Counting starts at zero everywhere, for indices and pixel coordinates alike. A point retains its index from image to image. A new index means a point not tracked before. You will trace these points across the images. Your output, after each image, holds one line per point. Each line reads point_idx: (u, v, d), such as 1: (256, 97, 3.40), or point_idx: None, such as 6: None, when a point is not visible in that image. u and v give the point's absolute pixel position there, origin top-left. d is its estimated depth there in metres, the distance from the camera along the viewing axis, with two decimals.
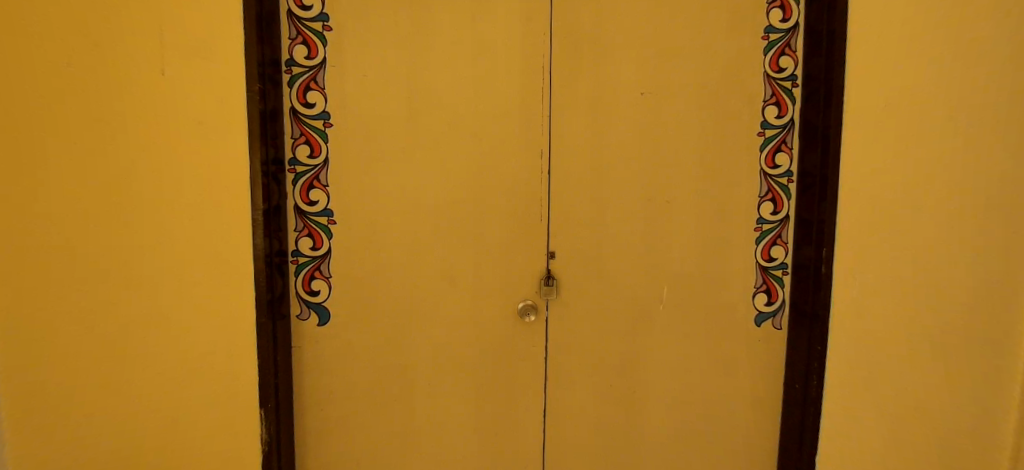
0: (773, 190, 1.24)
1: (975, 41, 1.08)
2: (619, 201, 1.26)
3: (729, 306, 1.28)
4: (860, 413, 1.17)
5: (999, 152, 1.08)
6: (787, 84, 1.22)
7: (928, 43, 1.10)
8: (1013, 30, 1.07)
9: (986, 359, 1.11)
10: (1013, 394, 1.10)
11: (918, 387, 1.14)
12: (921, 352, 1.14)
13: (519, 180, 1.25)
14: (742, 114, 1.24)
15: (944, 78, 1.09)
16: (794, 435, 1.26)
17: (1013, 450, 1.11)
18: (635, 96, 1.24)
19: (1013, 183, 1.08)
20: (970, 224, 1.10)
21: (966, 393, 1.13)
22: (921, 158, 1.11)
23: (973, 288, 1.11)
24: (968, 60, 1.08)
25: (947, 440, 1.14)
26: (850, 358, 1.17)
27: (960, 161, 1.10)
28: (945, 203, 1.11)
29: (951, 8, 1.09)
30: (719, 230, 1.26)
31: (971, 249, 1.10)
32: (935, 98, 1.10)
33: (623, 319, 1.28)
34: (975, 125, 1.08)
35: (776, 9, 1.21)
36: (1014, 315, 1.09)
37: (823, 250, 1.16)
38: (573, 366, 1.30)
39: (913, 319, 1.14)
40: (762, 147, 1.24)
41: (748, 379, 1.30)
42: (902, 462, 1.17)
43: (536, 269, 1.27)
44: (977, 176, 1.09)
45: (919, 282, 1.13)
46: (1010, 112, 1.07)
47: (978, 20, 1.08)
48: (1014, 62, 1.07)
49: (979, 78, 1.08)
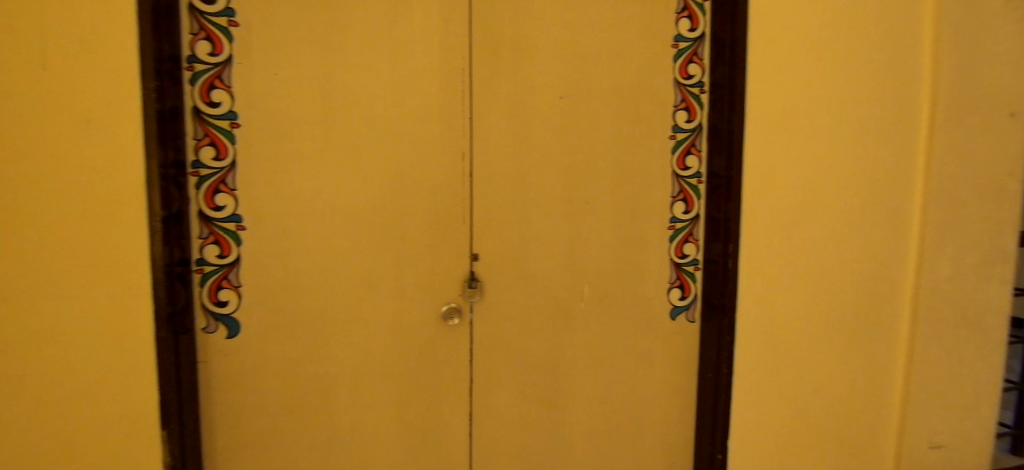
0: (684, 191, 1.31)
1: (838, 61, 1.27)
2: (541, 203, 1.28)
3: (645, 303, 1.33)
4: (756, 393, 1.32)
5: (848, 164, 1.30)
6: (695, 90, 1.29)
7: (804, 62, 1.26)
8: (863, 56, 1.28)
9: (840, 337, 1.35)
10: (856, 364, 1.36)
11: (797, 364, 1.33)
12: (799, 333, 1.33)
13: (440, 183, 1.24)
14: (655, 119, 1.30)
15: (814, 94, 1.27)
16: (708, 421, 1.34)
17: (855, 408, 1.38)
18: (553, 99, 1.26)
19: (857, 188, 1.31)
20: (832, 222, 1.31)
21: (827, 366, 1.35)
22: (801, 163, 1.27)
23: (832, 275, 1.32)
24: (835, 77, 1.27)
25: (816, 408, 1.36)
26: (753, 344, 1.30)
27: (825, 168, 1.29)
28: (819, 199, 1.29)
29: (822, 32, 1.26)
30: (636, 229, 1.31)
31: (834, 246, 1.31)
32: (810, 110, 1.27)
33: (547, 320, 1.31)
34: (833, 136, 1.28)
35: (684, 18, 1.28)
36: (856, 298, 1.34)
37: (730, 246, 1.27)
38: (499, 368, 1.30)
39: (792, 306, 1.32)
40: (673, 149, 1.30)
41: (665, 370, 1.36)
42: (786, 432, 1.35)
43: (459, 272, 1.27)
44: (835, 181, 1.30)
45: (801, 273, 1.30)
46: (860, 125, 1.29)
47: (835, 46, 1.27)
48: (854, 87, 1.29)
49: (841, 94, 1.28)
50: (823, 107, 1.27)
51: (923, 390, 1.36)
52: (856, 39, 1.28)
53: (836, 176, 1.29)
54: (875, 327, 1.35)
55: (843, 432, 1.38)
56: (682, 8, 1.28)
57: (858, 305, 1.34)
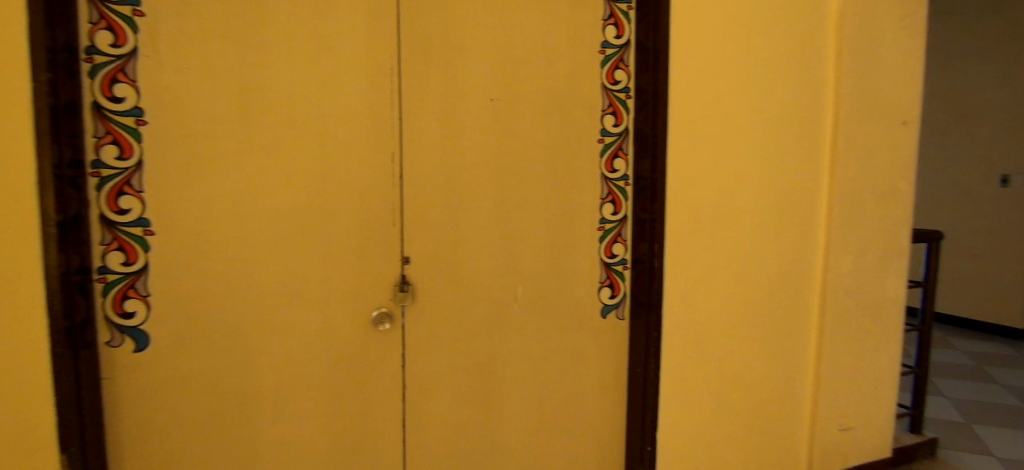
0: (613, 193, 1.35)
1: (753, 72, 1.36)
2: (473, 204, 1.28)
3: (577, 302, 1.36)
4: (681, 385, 1.38)
5: (762, 167, 1.39)
6: (621, 96, 1.33)
7: (721, 71, 1.33)
8: (773, 67, 1.38)
9: (758, 330, 1.43)
10: (771, 354, 1.46)
11: (718, 356, 1.41)
12: (720, 327, 1.40)
13: (369, 185, 1.21)
14: (584, 122, 1.33)
15: (731, 101, 1.35)
16: (638, 414, 1.39)
17: (772, 396, 1.47)
18: (484, 101, 1.27)
19: (770, 189, 1.40)
20: (749, 222, 1.39)
21: (746, 357, 1.43)
22: (719, 167, 1.36)
23: (749, 272, 1.41)
24: (750, 87, 1.36)
25: (737, 397, 1.44)
26: (677, 339, 1.37)
27: (742, 171, 1.37)
28: (738, 201, 1.38)
29: (739, 44, 1.34)
30: (567, 230, 1.34)
31: (750, 244, 1.40)
32: (727, 117, 1.35)
33: (480, 322, 1.31)
34: (749, 141, 1.37)
35: (610, 25, 1.32)
36: (770, 292, 1.43)
37: (656, 246, 1.32)
38: (432, 371, 1.29)
39: (716, 301, 1.39)
40: (602, 153, 1.34)
41: (596, 368, 1.40)
42: (710, 421, 1.42)
43: (390, 275, 1.24)
44: (750, 183, 1.38)
45: (721, 270, 1.38)
46: (772, 132, 1.39)
47: (749, 56, 1.35)
48: (766, 95, 1.37)
49: (757, 103, 1.37)
50: (739, 115, 1.36)
51: (829, 375, 1.50)
52: (768, 51, 1.37)
53: (751, 180, 1.38)
54: (787, 319, 1.46)
55: (760, 419, 1.47)
56: (608, 15, 1.32)
57: (774, 301, 1.44)
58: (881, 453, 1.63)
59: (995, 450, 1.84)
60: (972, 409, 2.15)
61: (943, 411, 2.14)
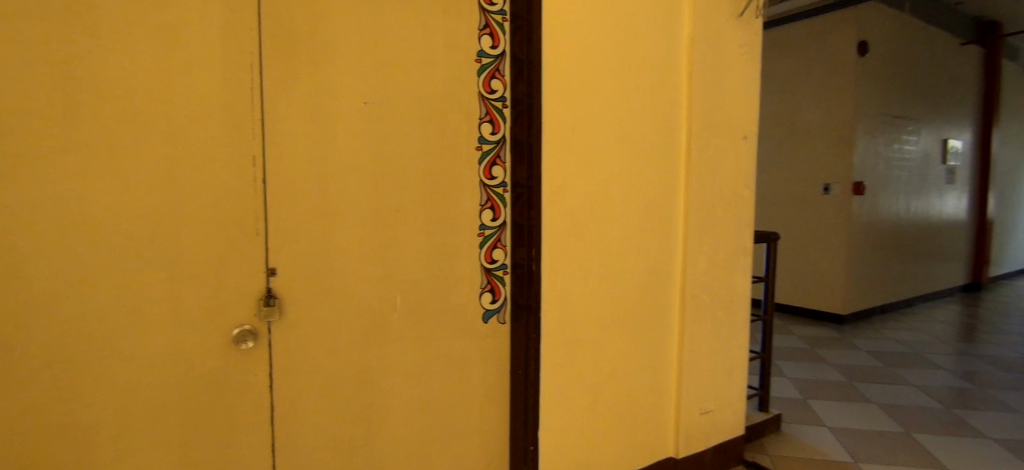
0: (491, 199, 1.37)
1: (617, 88, 1.46)
2: (348, 212, 1.21)
3: (458, 309, 1.36)
4: (560, 384, 1.44)
5: (626, 175, 1.49)
6: (498, 105, 1.37)
7: (589, 85, 1.41)
8: (635, 83, 1.49)
9: (626, 327, 1.54)
10: (639, 348, 1.57)
11: (592, 354, 1.49)
12: (593, 326, 1.48)
13: (228, 192, 1.09)
14: (463, 130, 1.34)
15: (598, 113, 1.43)
16: (521, 415, 1.42)
17: (640, 386, 1.59)
18: (357, 104, 1.21)
19: (634, 196, 1.51)
20: (616, 226, 1.49)
21: (617, 353, 1.53)
22: (589, 174, 1.43)
23: (618, 273, 1.51)
24: (615, 101, 1.46)
25: (610, 391, 1.53)
26: (555, 339, 1.42)
27: (609, 179, 1.47)
28: (607, 207, 1.47)
29: (604, 60, 1.43)
30: (447, 236, 1.33)
31: (618, 247, 1.50)
32: (595, 128, 1.43)
33: (357, 334, 1.25)
34: (615, 151, 1.47)
35: (486, 36, 1.35)
36: (636, 291, 1.55)
37: (534, 250, 1.36)
38: (305, 391, 1.20)
39: (589, 302, 1.47)
40: (480, 160, 1.36)
41: (478, 372, 1.41)
42: (587, 416, 1.50)
43: (253, 290, 1.13)
44: (617, 190, 1.48)
45: (593, 272, 1.46)
46: (635, 143, 1.50)
47: (613, 72, 1.45)
48: (629, 108, 1.48)
49: (621, 116, 1.47)
50: (605, 127, 1.45)
51: (689, 364, 1.65)
52: (629, 68, 1.47)
53: (618, 187, 1.48)
54: (651, 315, 1.58)
55: (631, 409, 1.58)
56: (484, 25, 1.34)
57: (639, 298, 1.56)
58: (737, 432, 1.82)
59: (825, 420, 2.14)
60: (806, 386, 2.49)
61: (784, 390, 2.44)
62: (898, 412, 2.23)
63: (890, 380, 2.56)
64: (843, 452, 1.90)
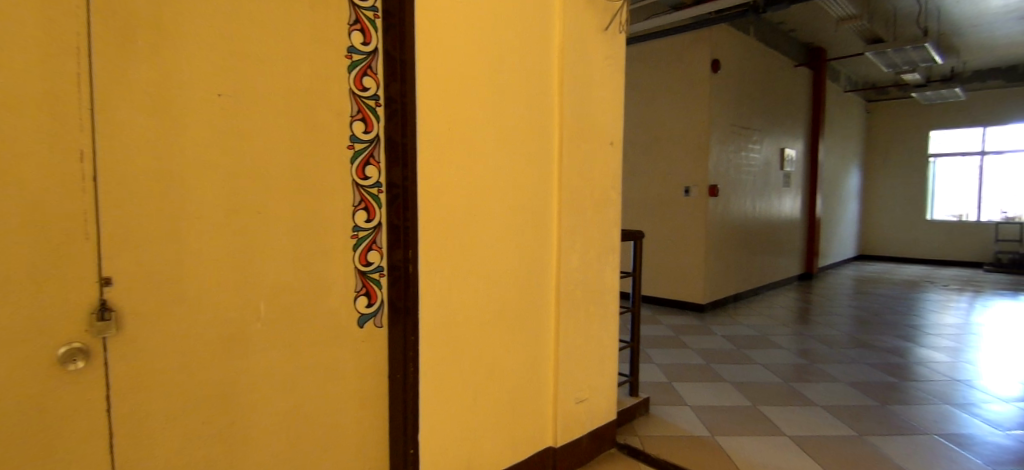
0: (365, 200, 1.34)
1: (491, 92, 1.50)
2: (200, 214, 1.11)
3: (331, 314, 1.31)
4: (439, 384, 1.45)
5: (502, 177, 1.54)
6: (371, 103, 1.34)
7: (464, 87, 1.44)
8: (509, 88, 1.54)
9: (504, 324, 1.59)
10: (517, 344, 1.63)
11: (472, 352, 1.51)
12: (472, 324, 1.51)
13: (50, 192, 0.95)
14: (333, 128, 1.29)
15: (473, 116, 1.46)
16: (400, 419, 1.40)
17: (519, 380, 1.65)
18: (210, 96, 1.11)
19: (510, 197, 1.57)
20: (493, 226, 1.53)
21: (496, 350, 1.57)
22: (465, 176, 1.46)
23: (495, 272, 1.55)
24: (489, 104, 1.50)
25: (489, 387, 1.57)
26: (433, 340, 1.43)
27: (486, 180, 1.50)
28: (483, 207, 1.51)
29: (478, 65, 1.47)
30: (317, 239, 1.28)
31: (495, 247, 1.54)
32: (470, 130, 1.46)
33: (215, 345, 1.15)
34: (490, 154, 1.51)
35: (357, 31, 1.31)
36: (513, 289, 1.61)
37: (410, 251, 1.36)
38: (152, 413, 1.08)
39: (467, 301, 1.49)
40: (352, 159, 1.32)
41: (353, 377, 1.37)
42: (467, 414, 1.52)
43: (83, 302, 1.00)
44: (493, 192, 1.52)
45: (471, 272, 1.49)
46: (510, 145, 1.56)
47: (488, 76, 1.49)
48: (504, 113, 1.54)
49: (495, 119, 1.51)
50: (479, 129, 1.48)
51: (565, 355, 1.74)
52: (503, 74, 1.52)
53: (493, 188, 1.52)
54: (528, 311, 1.65)
55: (511, 403, 1.63)
56: (355, 20, 1.31)
57: (516, 295, 1.62)
58: (611, 416, 1.95)
59: (686, 400, 2.36)
60: (673, 370, 2.73)
61: (653, 375, 2.65)
62: (747, 387, 2.52)
63: (739, 360, 2.89)
64: (701, 427, 2.11)
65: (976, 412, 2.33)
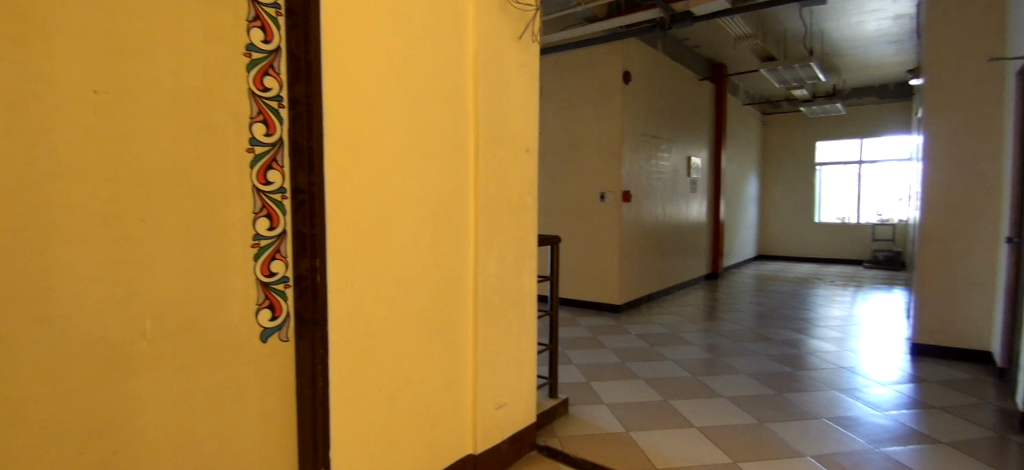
0: (267, 206, 1.26)
1: (403, 97, 1.49)
2: (74, 223, 0.97)
3: (231, 331, 1.21)
4: (352, 398, 1.40)
5: (415, 183, 1.53)
6: (273, 104, 1.26)
7: (375, 92, 1.41)
8: (423, 94, 1.54)
9: (420, 331, 1.57)
10: (434, 351, 1.61)
11: (387, 362, 1.48)
12: (387, 333, 1.47)
13: None
14: (231, 130, 1.19)
15: (385, 121, 1.44)
16: (309, 438, 1.33)
17: (437, 388, 1.63)
18: (83, 92, 0.98)
19: (424, 203, 1.56)
20: (407, 233, 1.51)
21: (412, 358, 1.55)
22: (376, 182, 1.43)
23: (410, 280, 1.53)
24: (401, 110, 1.48)
25: (405, 397, 1.53)
26: (344, 353, 1.38)
27: (399, 186, 1.49)
28: (398, 214, 1.49)
29: (391, 70, 1.45)
30: (215, 250, 1.17)
31: (410, 254, 1.53)
32: (382, 136, 1.43)
33: (93, 374, 1.01)
34: (402, 159, 1.49)
35: (256, 28, 1.23)
36: (428, 296, 1.59)
37: (317, 260, 1.30)
38: (4, 464, 0.91)
39: (381, 311, 1.46)
40: (253, 163, 1.24)
41: (256, 397, 1.27)
42: (382, 427, 1.47)
43: None
44: (406, 198, 1.51)
45: (383, 280, 1.46)
46: (423, 151, 1.55)
47: (400, 82, 1.47)
48: (417, 118, 1.53)
49: (407, 125, 1.50)
50: (393, 135, 1.46)
51: (483, 361, 1.75)
52: (415, 79, 1.52)
53: (406, 195, 1.51)
54: (445, 317, 1.64)
55: (429, 411, 1.61)
56: (254, 16, 1.22)
57: (432, 302, 1.60)
58: (530, 420, 1.97)
59: (603, 398, 2.44)
60: (590, 370, 2.82)
61: (572, 375, 2.73)
62: (659, 384, 2.65)
63: (652, 358, 3.03)
64: (617, 424, 2.19)
65: (857, 395, 2.60)
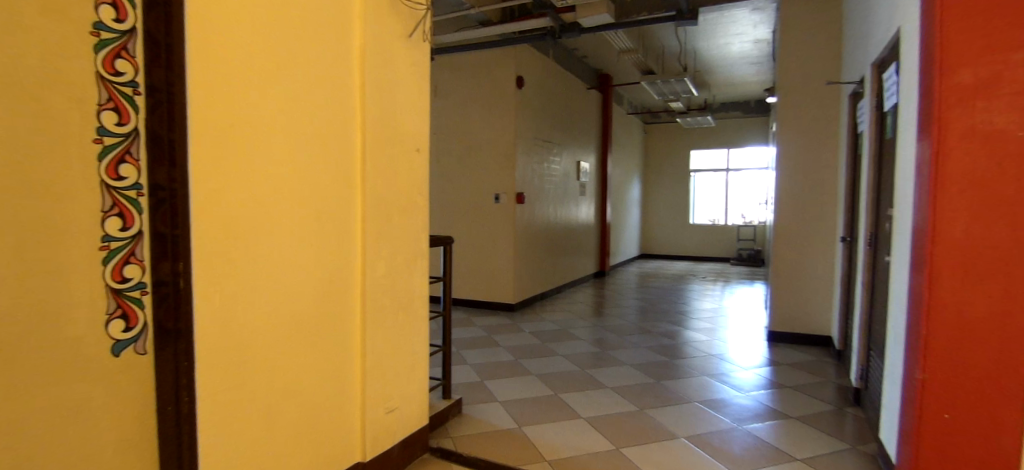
0: (119, 204, 1.10)
1: (284, 91, 1.40)
2: None
3: (74, 347, 1.04)
4: (225, 413, 1.28)
5: (297, 182, 1.45)
6: (127, 90, 1.10)
7: (251, 84, 1.31)
8: (305, 88, 1.46)
9: (303, 338, 1.49)
10: (318, 358, 1.54)
11: (266, 372, 1.38)
12: (265, 342, 1.38)
13: None
14: (73, 117, 1.02)
15: (264, 115, 1.35)
16: (174, 460, 1.19)
17: (323, 396, 1.56)
18: None
19: (307, 203, 1.48)
20: (288, 234, 1.43)
21: (292, 368, 1.46)
22: (253, 180, 1.33)
23: (291, 285, 1.45)
24: (280, 104, 1.39)
25: (287, 408, 1.45)
26: (215, 364, 1.26)
27: (279, 185, 1.40)
28: (277, 214, 1.40)
29: (269, 61, 1.36)
30: (55, 253, 1.01)
31: (291, 258, 1.44)
32: (259, 131, 1.34)
33: None
34: (283, 157, 1.41)
35: (107, 5, 1.07)
36: (312, 301, 1.52)
37: (179, 264, 1.17)
38: None
39: (258, 318, 1.36)
40: (101, 156, 1.07)
41: (108, 421, 1.11)
42: (260, 441, 1.37)
43: None
44: (287, 198, 1.42)
45: (261, 285, 1.36)
46: (306, 149, 1.47)
47: (279, 75, 1.39)
48: (298, 113, 1.45)
49: (289, 120, 1.42)
50: (271, 130, 1.37)
51: (372, 365, 1.71)
52: (297, 73, 1.44)
53: (287, 194, 1.42)
54: (330, 322, 1.58)
55: (313, 421, 1.53)
56: None
57: (315, 307, 1.53)
58: (422, 422, 1.96)
59: (496, 396, 2.49)
60: (484, 369, 2.86)
61: (465, 375, 2.75)
62: (550, 378, 2.75)
63: (544, 353, 3.15)
64: (509, 421, 2.24)
65: (723, 379, 2.89)
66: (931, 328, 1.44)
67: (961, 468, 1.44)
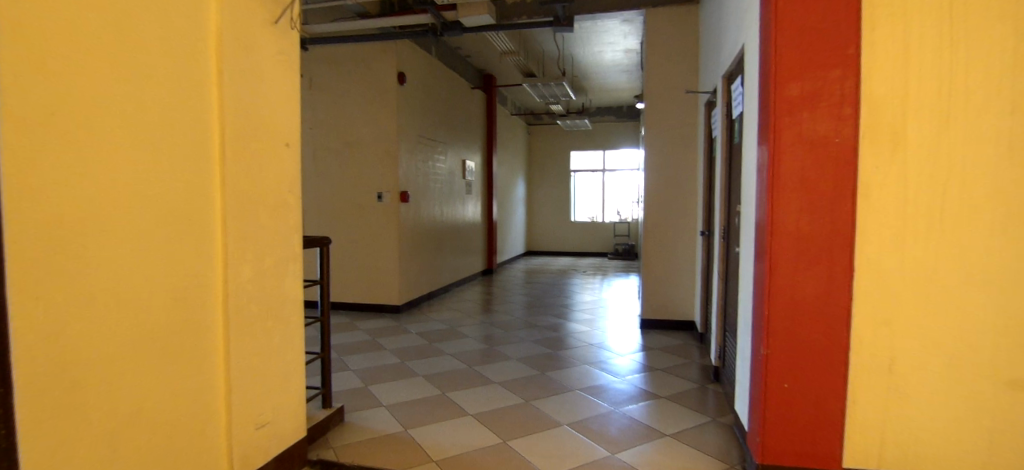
0: None
1: (124, 76, 1.23)
2: None
3: None
4: (54, 449, 1.10)
5: (142, 180, 1.28)
6: None
7: (79, 65, 1.13)
8: (150, 73, 1.30)
9: (154, 355, 1.32)
10: (173, 377, 1.37)
11: (108, 398, 1.21)
12: (107, 363, 1.20)
13: None
14: None
15: (97, 102, 1.17)
16: None
17: (181, 418, 1.40)
18: None
19: (155, 204, 1.32)
20: (132, 239, 1.26)
21: (142, 390, 1.29)
22: (84, 177, 1.15)
23: (138, 296, 1.28)
24: (118, 91, 1.22)
25: (136, 435, 1.27)
26: (41, 391, 1.07)
27: (119, 183, 1.22)
28: (118, 216, 1.23)
29: (103, 40, 1.18)
30: None
31: (136, 265, 1.27)
32: (91, 120, 1.16)
33: None
34: (123, 152, 1.23)
35: None
36: (164, 313, 1.35)
37: None
38: None
39: (97, 335, 1.18)
40: None
41: None
42: None
43: None
44: (129, 197, 1.25)
45: (98, 297, 1.18)
46: (152, 142, 1.31)
47: (117, 58, 1.21)
48: (142, 103, 1.28)
49: (130, 110, 1.25)
50: (107, 119, 1.20)
51: (239, 379, 1.57)
52: (140, 56, 1.27)
53: (130, 193, 1.25)
54: (187, 335, 1.42)
55: (169, 447, 1.36)
56: None
57: (168, 320, 1.36)
58: (298, 436, 1.84)
59: (381, 400, 2.42)
60: (367, 374, 2.76)
61: (348, 382, 2.63)
62: (438, 378, 2.73)
63: (431, 354, 3.12)
64: (395, 425, 2.18)
65: (602, 367, 3.07)
66: (772, 310, 1.66)
67: (794, 430, 1.67)
